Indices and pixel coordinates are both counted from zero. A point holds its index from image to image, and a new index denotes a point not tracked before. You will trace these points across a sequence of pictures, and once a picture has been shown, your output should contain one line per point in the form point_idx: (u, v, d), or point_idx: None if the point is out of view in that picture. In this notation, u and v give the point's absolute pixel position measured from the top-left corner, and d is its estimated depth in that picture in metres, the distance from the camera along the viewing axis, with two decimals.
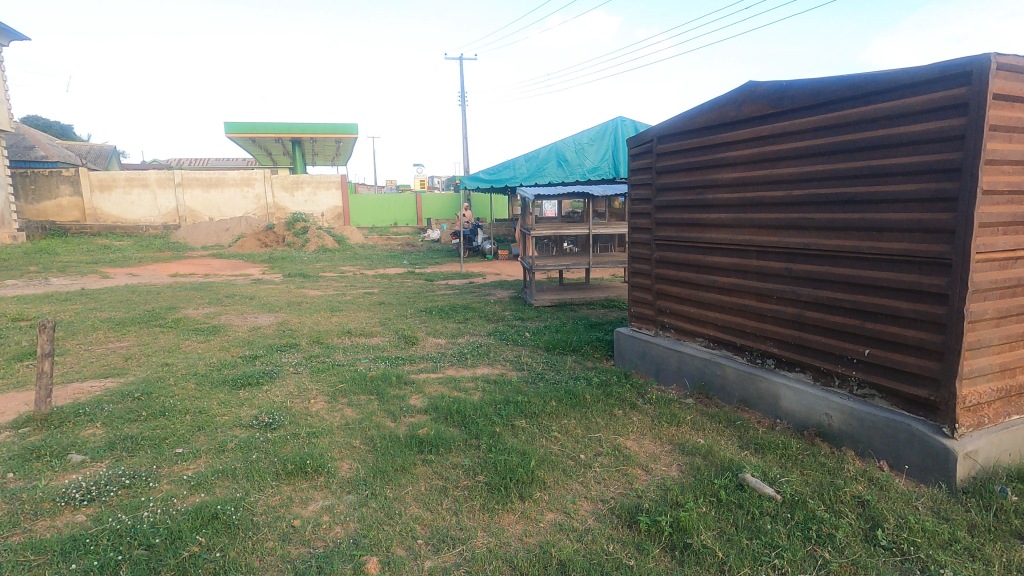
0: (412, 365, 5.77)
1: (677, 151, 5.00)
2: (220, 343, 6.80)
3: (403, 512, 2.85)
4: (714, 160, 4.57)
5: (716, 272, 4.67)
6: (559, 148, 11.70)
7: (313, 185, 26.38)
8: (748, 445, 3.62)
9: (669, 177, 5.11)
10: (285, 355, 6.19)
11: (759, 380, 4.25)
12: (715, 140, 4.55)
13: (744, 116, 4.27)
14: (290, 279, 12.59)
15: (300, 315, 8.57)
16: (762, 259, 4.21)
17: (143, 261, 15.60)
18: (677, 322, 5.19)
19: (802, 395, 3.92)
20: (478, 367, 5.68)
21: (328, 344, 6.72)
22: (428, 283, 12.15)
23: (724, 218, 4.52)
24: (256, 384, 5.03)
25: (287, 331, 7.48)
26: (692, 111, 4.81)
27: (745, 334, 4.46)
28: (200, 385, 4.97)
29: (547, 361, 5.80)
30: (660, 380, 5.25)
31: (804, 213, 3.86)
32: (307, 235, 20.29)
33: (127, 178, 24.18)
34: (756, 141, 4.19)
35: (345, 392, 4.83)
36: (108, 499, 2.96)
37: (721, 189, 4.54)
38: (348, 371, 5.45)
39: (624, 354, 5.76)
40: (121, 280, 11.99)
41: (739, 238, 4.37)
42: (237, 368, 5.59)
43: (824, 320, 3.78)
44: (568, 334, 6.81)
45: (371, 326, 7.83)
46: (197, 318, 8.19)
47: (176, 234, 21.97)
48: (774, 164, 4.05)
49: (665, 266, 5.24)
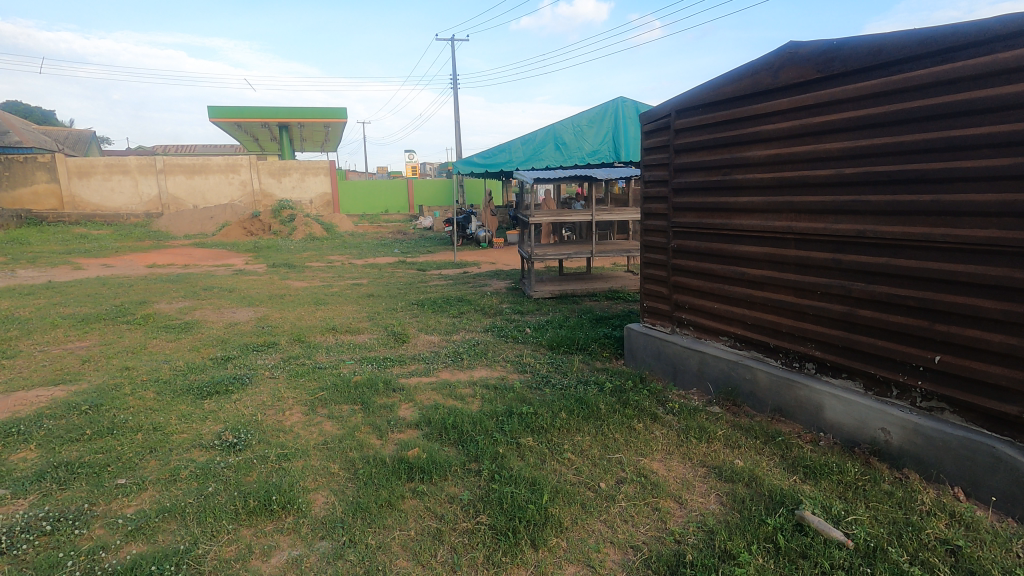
0: (402, 368, 5.19)
1: (697, 127, 4.43)
2: (191, 343, 6.19)
3: (387, 568, 2.30)
4: (743, 136, 4.00)
5: (744, 262, 4.11)
6: (556, 131, 10.96)
7: (300, 171, 25.53)
8: (793, 468, 3.10)
9: (689, 156, 4.54)
10: (261, 357, 5.59)
11: (797, 387, 3.74)
12: (744, 113, 3.98)
13: (782, 84, 3.70)
14: (275, 269, 11.95)
15: (281, 310, 7.95)
16: (802, 249, 3.66)
17: (119, 251, 14.87)
18: (697, 319, 4.66)
19: (852, 406, 3.41)
20: (476, 369, 5.12)
21: (311, 343, 6.12)
22: (420, 274, 11.54)
23: (754, 202, 3.96)
24: (226, 393, 4.43)
25: (267, 328, 6.88)
26: (717, 80, 4.22)
27: (780, 334, 3.92)
28: (161, 395, 4.37)
29: (551, 361, 5.26)
30: (678, 383, 4.74)
31: (858, 195, 3.31)
32: (294, 223, 19.55)
33: (106, 165, 23.31)
34: (797, 112, 3.62)
35: (326, 402, 4.26)
36: (21, 553, 2.39)
37: (752, 168, 3.97)
38: (330, 376, 4.86)
39: (637, 354, 5.23)
40: (94, 271, 11.34)
41: (775, 224, 3.81)
42: (206, 373, 4.99)
43: (882, 320, 3.23)
44: (572, 330, 6.25)
45: (358, 322, 7.23)
46: (168, 314, 7.55)
47: (158, 222, 21.17)
48: (818, 138, 3.50)
49: (686, 256, 4.68)
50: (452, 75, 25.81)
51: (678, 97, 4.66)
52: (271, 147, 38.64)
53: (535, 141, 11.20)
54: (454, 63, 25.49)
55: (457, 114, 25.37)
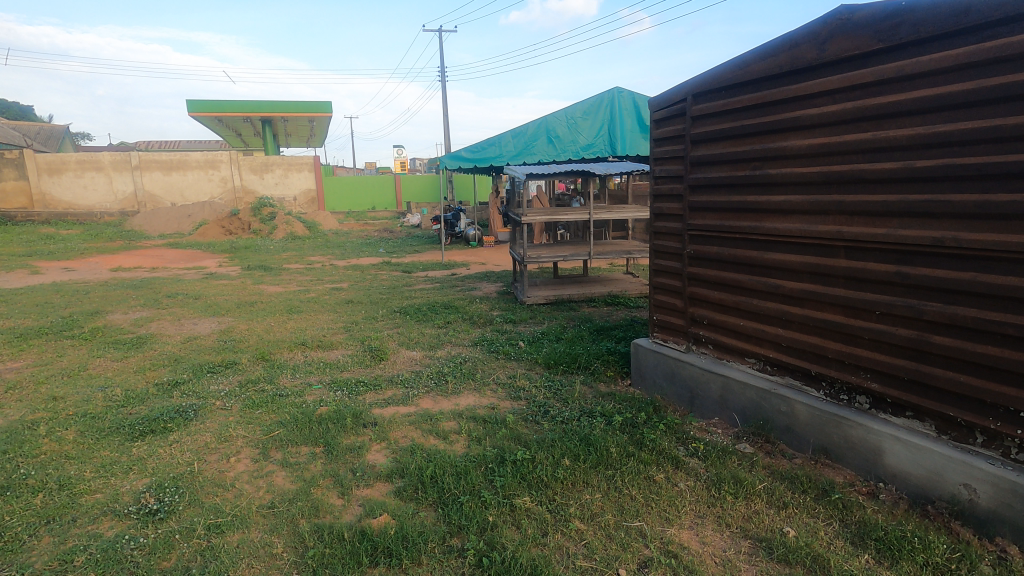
0: (377, 394, 4.50)
1: (720, 112, 3.75)
2: (139, 363, 5.44)
3: None
4: (777, 122, 3.34)
5: (778, 273, 3.46)
6: (548, 123, 10.22)
7: (283, 167, 24.58)
8: (860, 540, 2.48)
9: (709, 147, 3.86)
10: (215, 380, 4.86)
11: (848, 426, 3.11)
12: (779, 95, 3.31)
13: (830, 58, 3.03)
14: (250, 272, 11.16)
15: (248, 321, 7.19)
16: (855, 259, 3.02)
17: (84, 252, 13.97)
18: (718, 337, 4.02)
19: (922, 453, 2.78)
20: (462, 396, 4.43)
21: (276, 362, 5.40)
22: (406, 276, 10.81)
23: (793, 202, 3.30)
24: (163, 433, 3.70)
25: (229, 343, 6.14)
26: (743, 56, 3.54)
27: (823, 360, 3.27)
28: (84, 436, 3.65)
29: (549, 384, 4.59)
30: (697, 411, 4.10)
31: (933, 194, 2.67)
32: (275, 222, 18.71)
33: (78, 161, 22.31)
34: (850, 92, 2.97)
35: (281, 444, 3.56)
36: None
37: (790, 161, 3.31)
38: (291, 407, 4.15)
39: (646, 375, 4.59)
40: (52, 276, 10.50)
41: (819, 229, 3.16)
42: (147, 404, 4.26)
43: (965, 351, 2.59)
44: (570, 344, 5.58)
45: (333, 334, 6.51)
46: (120, 327, 6.77)
47: (132, 221, 20.24)
48: (879, 123, 2.85)
49: (704, 264, 4.02)
50: (441, 68, 24.95)
51: (694, 78, 3.98)
52: (254, 142, 37.44)
53: (527, 134, 10.45)
54: (441, 56, 24.63)
55: (447, 108, 24.54)
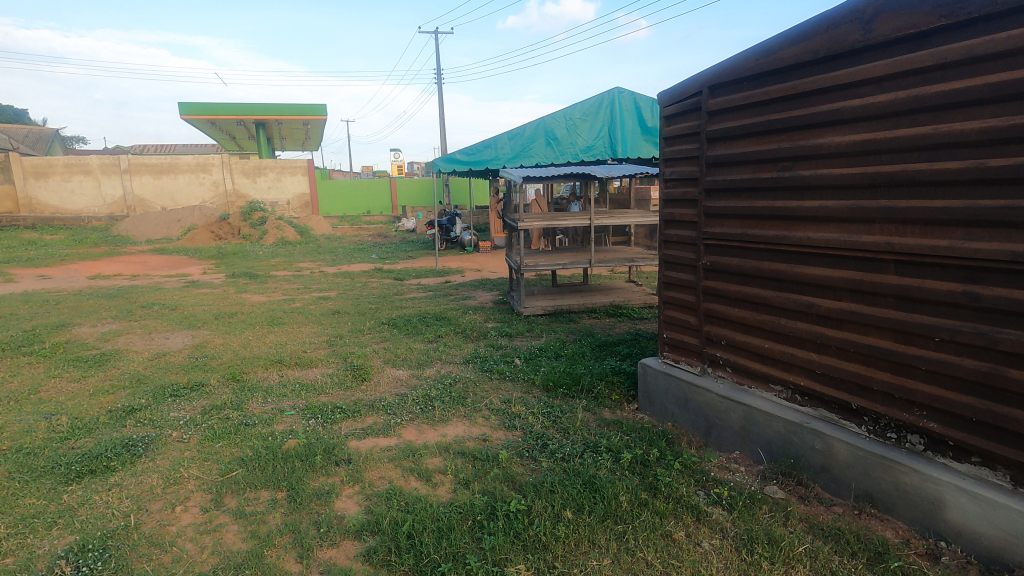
0: (355, 423, 4.02)
1: (741, 106, 3.31)
2: (97, 384, 4.96)
3: None
4: (812, 116, 2.89)
5: (812, 289, 3.01)
6: (546, 125, 9.70)
7: (276, 171, 24.07)
8: None
9: (729, 145, 3.41)
10: (177, 406, 4.38)
11: (899, 471, 2.65)
12: (814, 84, 2.86)
13: (877, 41, 2.58)
14: (234, 280, 10.66)
15: (225, 334, 6.70)
16: (909, 277, 2.56)
17: (66, 259, 13.50)
18: (737, 359, 3.56)
19: (996, 510, 2.32)
20: (450, 425, 3.95)
21: (247, 383, 4.90)
22: (397, 284, 10.33)
23: (831, 208, 2.85)
24: (104, 474, 3.22)
25: (200, 360, 5.65)
26: (769, 41, 3.09)
27: (866, 392, 2.82)
28: (10, 479, 3.16)
29: (547, 411, 4.11)
30: (714, 442, 3.65)
31: (1011, 199, 2.21)
32: (266, 227, 18.22)
33: (66, 165, 21.89)
34: (901, 79, 2.52)
35: (238, 488, 3.08)
36: None
37: (826, 160, 2.86)
38: (257, 440, 3.66)
39: (655, 399, 4.13)
40: (27, 284, 10.04)
41: (863, 240, 2.71)
42: (94, 436, 3.77)
43: None
44: (571, 363, 5.10)
45: (314, 350, 6.02)
46: (85, 342, 6.28)
47: (120, 226, 19.75)
48: (940, 115, 2.40)
49: (722, 278, 3.56)
50: (437, 71, 24.51)
51: (711, 68, 3.53)
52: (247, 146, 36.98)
53: (524, 137, 9.87)
54: (438, 57, 24.21)
55: (443, 110, 24.08)
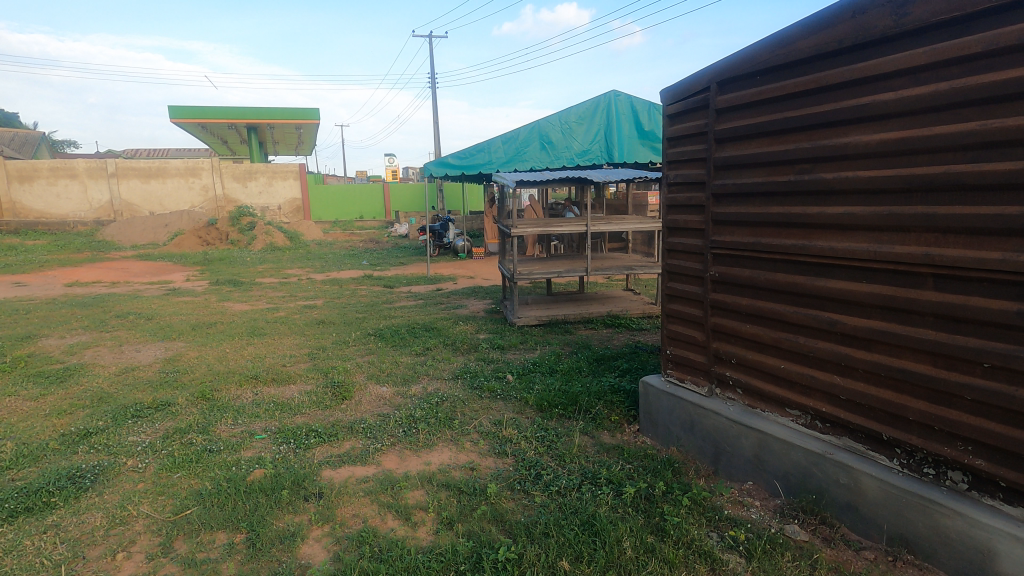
0: (332, 448, 3.67)
1: (753, 102, 3.00)
2: (55, 403, 4.59)
3: None
4: (836, 113, 2.59)
5: (835, 305, 2.70)
6: (541, 128, 9.37)
7: (267, 175, 23.67)
8: None
9: (740, 145, 3.11)
10: (137, 428, 4.01)
11: (939, 514, 2.33)
12: (838, 77, 2.57)
13: (913, 27, 2.28)
14: (217, 287, 10.27)
15: (201, 347, 6.34)
16: (950, 292, 2.26)
17: (45, 265, 13.07)
18: (749, 380, 3.24)
19: None
20: (436, 450, 3.61)
21: (218, 402, 4.54)
22: (386, 292, 9.97)
23: (857, 215, 2.54)
24: (40, 513, 2.86)
25: (170, 376, 5.27)
26: (786, 30, 2.79)
27: (898, 423, 2.50)
28: None
29: (541, 434, 3.77)
30: (724, 471, 3.32)
31: None
32: (254, 232, 17.84)
33: (51, 168, 21.47)
34: (942, 70, 2.22)
35: (191, 530, 2.72)
36: None
37: (852, 162, 2.56)
38: (219, 470, 3.31)
39: (659, 421, 3.80)
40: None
41: (897, 251, 2.40)
42: (39, 466, 3.41)
43: None
44: (567, 379, 4.77)
45: (293, 364, 5.66)
46: (49, 356, 5.90)
47: (106, 231, 19.31)
48: (987, 109, 2.10)
49: (732, 291, 3.25)
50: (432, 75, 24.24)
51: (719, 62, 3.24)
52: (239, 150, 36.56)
53: (518, 141, 9.55)
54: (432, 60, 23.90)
55: (437, 114, 23.77)
